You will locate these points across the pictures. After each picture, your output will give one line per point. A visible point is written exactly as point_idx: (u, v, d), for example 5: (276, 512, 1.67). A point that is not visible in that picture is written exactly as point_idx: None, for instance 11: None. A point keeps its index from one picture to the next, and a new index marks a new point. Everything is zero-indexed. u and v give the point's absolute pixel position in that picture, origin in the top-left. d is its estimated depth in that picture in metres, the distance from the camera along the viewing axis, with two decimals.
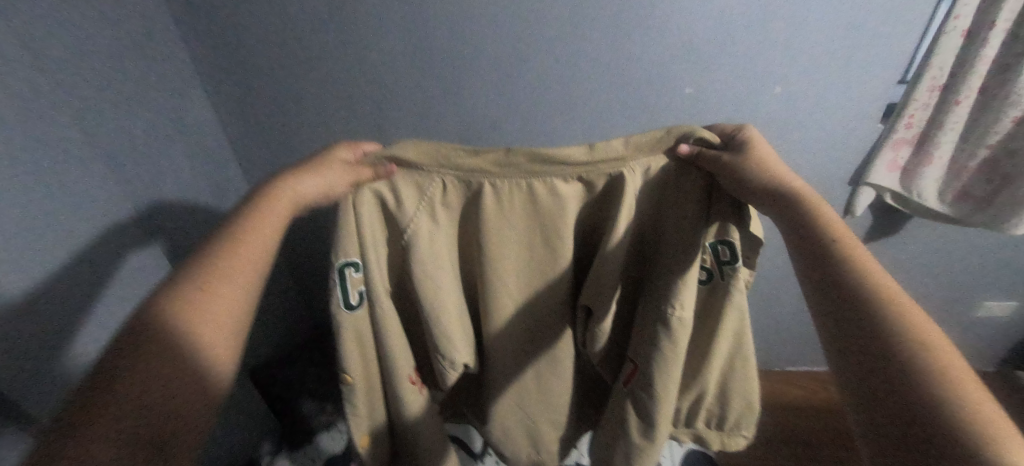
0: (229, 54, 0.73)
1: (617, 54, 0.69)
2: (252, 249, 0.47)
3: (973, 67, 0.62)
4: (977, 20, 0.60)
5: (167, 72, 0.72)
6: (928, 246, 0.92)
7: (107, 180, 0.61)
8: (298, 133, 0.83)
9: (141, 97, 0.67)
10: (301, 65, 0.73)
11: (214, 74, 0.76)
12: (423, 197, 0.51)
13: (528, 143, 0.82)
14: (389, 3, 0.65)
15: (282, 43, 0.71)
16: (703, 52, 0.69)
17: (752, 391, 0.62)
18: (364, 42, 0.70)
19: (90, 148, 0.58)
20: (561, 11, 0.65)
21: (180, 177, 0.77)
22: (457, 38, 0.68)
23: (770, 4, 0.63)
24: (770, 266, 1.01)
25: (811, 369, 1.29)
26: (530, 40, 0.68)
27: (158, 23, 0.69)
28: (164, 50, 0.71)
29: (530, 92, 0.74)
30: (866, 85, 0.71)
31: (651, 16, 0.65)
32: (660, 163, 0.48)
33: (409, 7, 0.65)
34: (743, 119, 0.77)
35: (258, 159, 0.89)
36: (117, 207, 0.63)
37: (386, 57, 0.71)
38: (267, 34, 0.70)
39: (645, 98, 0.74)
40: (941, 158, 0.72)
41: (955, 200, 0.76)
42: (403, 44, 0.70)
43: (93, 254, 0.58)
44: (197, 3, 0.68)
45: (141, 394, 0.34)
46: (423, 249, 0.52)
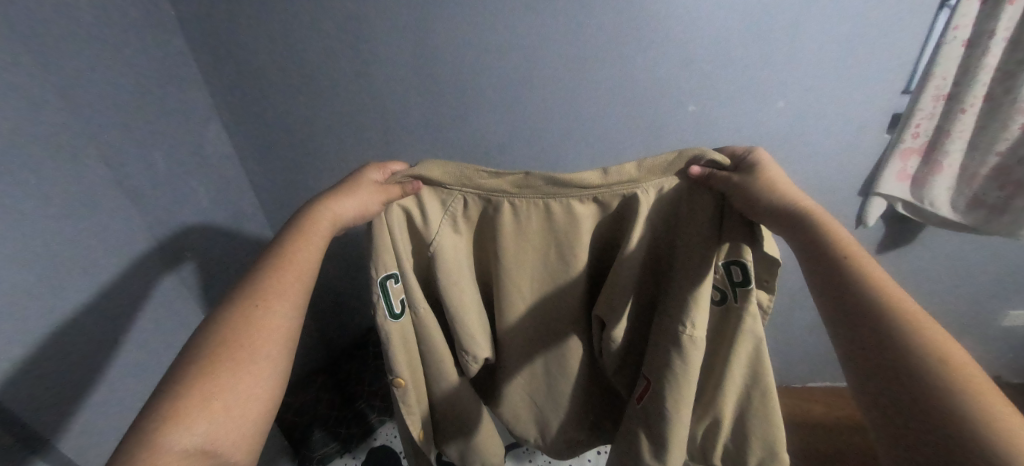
0: (247, 87, 0.76)
1: (620, 74, 0.71)
2: (300, 264, 0.49)
3: (976, 76, 0.62)
4: (976, 30, 0.60)
5: (187, 106, 0.75)
6: (944, 256, 0.90)
7: (130, 210, 0.63)
8: (312, 159, 0.86)
9: (161, 131, 0.70)
10: (316, 95, 0.77)
11: (232, 106, 0.80)
12: (446, 212, 0.53)
13: (535, 163, 0.84)
14: (401, 35, 0.69)
15: (298, 75, 0.74)
16: (705, 70, 0.70)
17: (774, 435, 0.57)
18: (376, 71, 0.73)
19: (114, 180, 0.60)
20: (566, 35, 0.67)
21: (199, 205, 0.79)
22: (466, 64, 0.71)
23: (768, 22, 0.65)
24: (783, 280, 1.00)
25: (832, 385, 1.25)
26: (536, 64, 0.71)
27: (180, 61, 0.73)
28: (184, 86, 0.74)
29: (537, 113, 0.76)
30: (869, 96, 0.72)
31: (654, 37, 0.67)
32: (672, 183, 0.49)
33: (420, 37, 0.69)
34: (748, 134, 0.78)
35: (273, 186, 0.91)
36: (139, 235, 0.65)
37: (397, 85, 0.74)
38: (284, 67, 0.74)
39: (650, 115, 0.76)
40: (951, 166, 0.72)
41: (968, 208, 0.75)
42: (414, 72, 0.73)
43: (117, 281, 0.60)
44: (218, 40, 0.72)
45: (213, 401, 0.38)
46: (450, 261, 0.53)
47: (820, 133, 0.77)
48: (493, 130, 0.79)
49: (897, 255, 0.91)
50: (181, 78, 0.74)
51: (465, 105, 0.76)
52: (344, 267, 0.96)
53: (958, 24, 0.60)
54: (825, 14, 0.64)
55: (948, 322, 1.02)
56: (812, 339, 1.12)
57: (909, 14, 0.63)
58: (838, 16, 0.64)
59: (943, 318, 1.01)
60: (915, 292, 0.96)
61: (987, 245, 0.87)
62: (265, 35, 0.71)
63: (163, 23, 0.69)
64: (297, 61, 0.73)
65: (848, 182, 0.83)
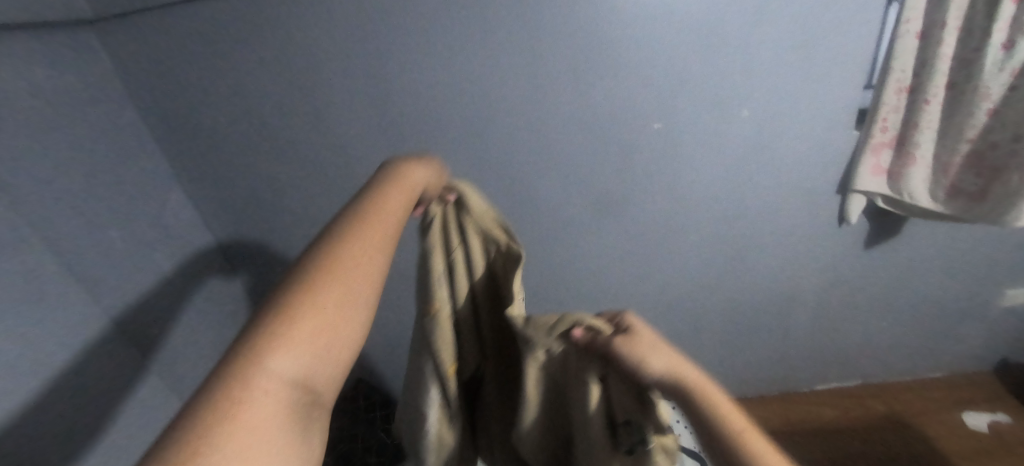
0: (209, 153, 0.76)
1: (581, 100, 0.70)
2: (386, 230, 0.33)
3: (936, 66, 0.62)
4: (926, 22, 0.61)
5: (146, 179, 0.73)
6: (930, 246, 0.89)
7: (81, 299, 0.60)
8: (280, 218, 0.84)
9: (121, 208, 0.68)
10: (280, 154, 0.76)
11: (194, 174, 0.78)
12: (437, 241, 0.42)
13: (507, 198, 0.82)
14: (357, 87, 0.69)
15: (259, 136, 0.74)
16: (665, 87, 0.70)
17: None
18: (337, 124, 0.73)
19: (63, 270, 0.57)
20: (522, 69, 0.67)
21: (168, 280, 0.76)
22: (425, 108, 0.71)
23: (721, 34, 0.65)
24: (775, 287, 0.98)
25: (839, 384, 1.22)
26: (496, 99, 0.70)
27: (135, 135, 0.72)
28: (142, 159, 0.72)
29: (500, 147, 0.76)
30: (832, 95, 0.72)
31: (610, 61, 0.67)
32: (556, 347, 0.36)
33: (376, 87, 0.69)
34: (717, 145, 0.77)
35: (245, 248, 0.89)
36: (91, 324, 0.61)
37: (360, 136, 0.74)
38: (244, 130, 0.73)
39: (616, 138, 0.75)
40: (924, 156, 0.71)
41: (947, 198, 0.74)
42: (374, 122, 0.72)
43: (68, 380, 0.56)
44: (174, 110, 0.71)
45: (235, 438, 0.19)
46: (442, 299, 0.43)
47: (793, 135, 0.76)
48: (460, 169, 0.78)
49: (887, 248, 0.89)
50: (139, 152, 0.72)
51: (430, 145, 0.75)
52: None
53: (909, 16, 0.60)
54: (776, 20, 0.64)
55: (948, 309, 1.00)
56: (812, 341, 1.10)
57: (859, 13, 0.64)
58: (789, 21, 0.64)
59: (942, 306, 0.99)
60: (911, 283, 0.94)
61: (972, 229, 0.86)
62: (221, 101, 0.70)
63: (113, 97, 0.68)
64: (257, 120, 0.72)
65: (826, 181, 0.81)
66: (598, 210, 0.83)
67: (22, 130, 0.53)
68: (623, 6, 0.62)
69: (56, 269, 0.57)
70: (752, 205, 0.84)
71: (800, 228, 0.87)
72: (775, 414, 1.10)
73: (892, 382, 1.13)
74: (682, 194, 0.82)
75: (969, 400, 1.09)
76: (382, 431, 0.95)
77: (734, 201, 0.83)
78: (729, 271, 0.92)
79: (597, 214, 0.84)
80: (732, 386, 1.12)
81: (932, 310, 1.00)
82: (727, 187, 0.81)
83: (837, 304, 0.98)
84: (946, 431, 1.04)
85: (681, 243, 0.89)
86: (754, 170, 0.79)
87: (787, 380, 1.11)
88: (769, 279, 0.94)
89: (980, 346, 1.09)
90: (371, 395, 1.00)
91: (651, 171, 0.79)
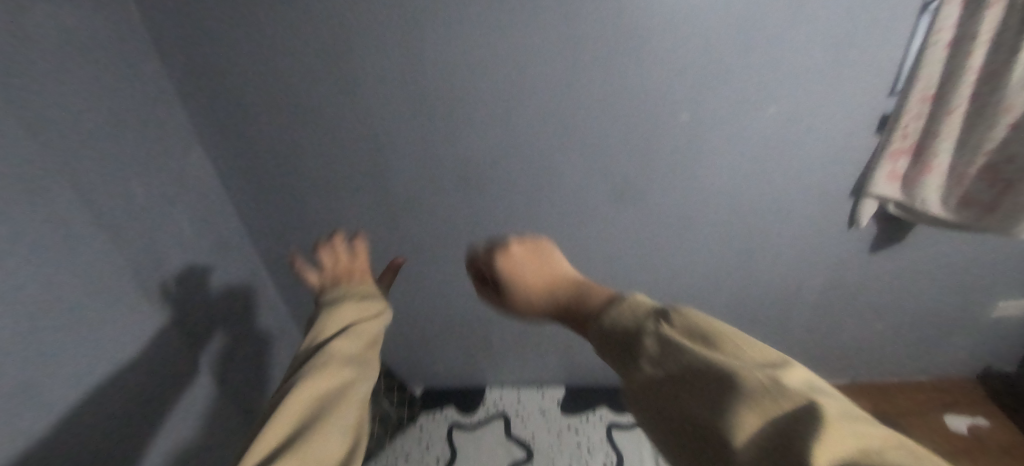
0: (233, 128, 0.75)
1: (610, 91, 0.68)
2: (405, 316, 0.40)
3: (963, 78, 0.59)
4: (960, 31, 0.57)
5: (165, 152, 0.70)
6: (941, 249, 0.83)
7: (103, 273, 0.58)
8: (303, 191, 0.82)
9: (125, 178, 0.63)
10: (319, 140, 0.76)
11: (229, 150, 0.78)
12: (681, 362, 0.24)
13: (513, 190, 0.81)
14: (387, 73, 0.67)
15: (294, 115, 0.73)
16: (715, 79, 0.67)
17: None
18: (369, 114, 0.72)
19: (80, 244, 0.54)
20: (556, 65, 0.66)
21: (177, 256, 0.73)
22: (493, 95, 0.69)
23: (786, 46, 0.63)
24: (817, 286, 0.91)
25: (907, 377, 1.04)
26: (537, 87, 0.68)
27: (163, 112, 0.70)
28: (167, 138, 0.70)
29: (519, 142, 0.74)
30: (858, 99, 0.68)
31: (643, 65, 0.65)
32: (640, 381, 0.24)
33: (415, 80, 0.68)
34: (738, 139, 0.73)
35: (271, 223, 0.88)
36: (111, 304, 0.59)
37: (395, 124, 0.73)
38: (275, 113, 0.73)
39: (639, 122, 0.71)
40: (940, 165, 0.68)
41: (958, 207, 0.71)
42: (411, 107, 0.71)
43: (76, 367, 0.53)
44: (202, 81, 0.70)
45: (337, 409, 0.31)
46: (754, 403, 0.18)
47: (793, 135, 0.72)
48: (494, 152, 0.76)
49: (893, 253, 0.85)
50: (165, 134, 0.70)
51: (471, 133, 0.74)
52: None
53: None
54: (813, 29, 0.61)
55: (950, 319, 0.93)
56: (853, 347, 1.00)
57: (892, 5, 0.59)
58: (825, 33, 0.62)
59: (941, 314, 0.92)
60: (913, 288, 0.89)
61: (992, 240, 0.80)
62: (252, 74, 0.68)
63: (155, 84, 0.68)
64: (299, 107, 0.72)
65: (840, 184, 0.77)
66: (615, 196, 0.81)
67: (49, 19, 0.50)
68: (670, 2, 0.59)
69: (80, 243, 0.54)
70: (754, 200, 0.80)
71: (797, 219, 0.82)
72: None
73: (885, 381, 1.04)
74: (695, 187, 0.79)
75: (956, 401, 1.00)
76: (385, 402, 1.00)
77: (739, 192, 0.79)
78: (738, 264, 0.89)
79: (614, 201, 0.81)
80: None
81: (931, 316, 0.93)
82: (727, 175, 0.77)
83: (836, 309, 0.94)
84: (937, 432, 0.96)
85: (685, 238, 0.87)
86: (756, 169, 0.76)
87: None
88: (771, 276, 0.90)
89: (987, 358, 0.99)
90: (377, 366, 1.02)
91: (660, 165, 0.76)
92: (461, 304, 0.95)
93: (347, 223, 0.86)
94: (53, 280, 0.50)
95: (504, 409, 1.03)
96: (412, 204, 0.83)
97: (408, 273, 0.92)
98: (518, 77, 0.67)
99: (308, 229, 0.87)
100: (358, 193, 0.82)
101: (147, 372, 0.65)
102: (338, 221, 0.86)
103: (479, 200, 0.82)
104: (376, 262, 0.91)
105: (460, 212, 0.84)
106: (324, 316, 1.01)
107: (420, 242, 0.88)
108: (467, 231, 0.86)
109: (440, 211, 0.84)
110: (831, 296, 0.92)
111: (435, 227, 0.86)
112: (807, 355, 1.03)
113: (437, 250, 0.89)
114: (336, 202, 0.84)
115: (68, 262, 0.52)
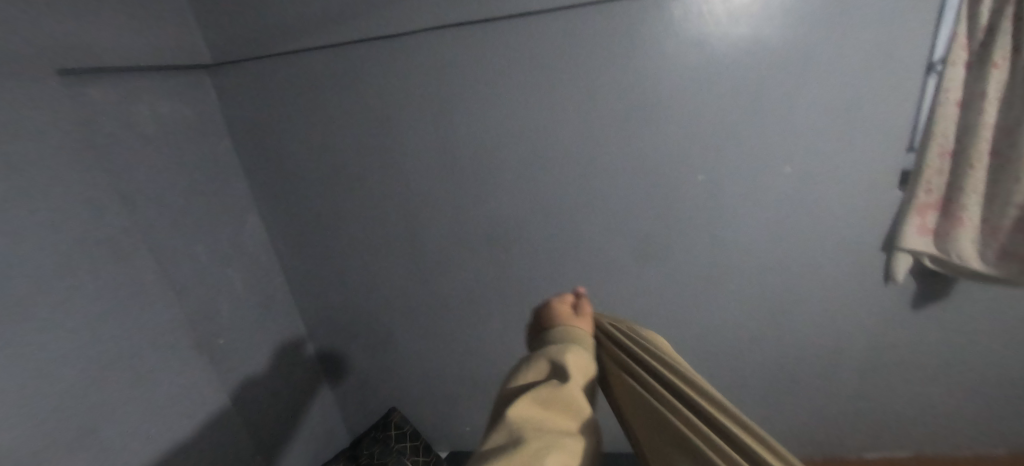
0: (289, 196, 0.85)
1: (629, 158, 0.74)
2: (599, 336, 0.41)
3: (979, 133, 0.61)
4: (968, 92, 0.61)
5: (226, 219, 0.80)
6: (988, 306, 0.79)
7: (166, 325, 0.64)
8: (342, 252, 0.89)
9: (187, 243, 0.71)
10: (361, 207, 0.84)
11: (284, 216, 0.87)
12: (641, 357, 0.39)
13: (537, 254, 0.84)
14: (424, 148, 0.77)
15: (342, 186, 0.82)
16: (729, 142, 0.71)
17: None
18: (407, 183, 0.80)
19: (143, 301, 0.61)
20: (575, 138, 0.73)
21: (232, 311, 0.80)
22: (519, 166, 0.76)
23: (795, 111, 0.68)
24: (859, 348, 0.87)
25: (977, 451, 0.95)
26: (560, 157, 0.75)
27: (229, 186, 0.82)
28: (228, 207, 0.81)
29: (544, 208, 0.79)
30: (875, 155, 0.70)
31: (655, 133, 0.72)
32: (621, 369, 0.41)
33: (449, 154, 0.77)
34: (756, 197, 0.75)
35: (309, 284, 0.94)
36: (171, 356, 0.65)
37: (430, 190, 0.80)
38: (327, 183, 0.83)
39: (657, 184, 0.75)
40: (972, 218, 0.67)
41: (998, 262, 0.68)
42: (444, 177, 0.79)
43: (129, 417, 0.57)
44: (271, 157, 0.82)
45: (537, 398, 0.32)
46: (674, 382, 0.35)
47: (814, 190, 0.74)
48: (519, 217, 0.81)
49: (938, 311, 0.81)
50: (229, 204, 0.81)
51: (500, 201, 0.80)
52: (371, 352, 1.00)
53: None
54: (818, 94, 0.67)
55: (1015, 384, 0.86)
56: (909, 415, 0.93)
57: (898, 71, 0.64)
58: (830, 98, 0.67)
59: (1003, 380, 0.86)
60: (966, 350, 0.84)
61: None
62: (312, 151, 0.80)
63: (222, 163, 0.80)
64: (348, 178, 0.81)
65: (868, 238, 0.77)
66: (639, 256, 0.82)
67: (122, 118, 0.62)
68: (680, 79, 0.67)
69: (152, 300, 0.62)
70: (780, 256, 0.80)
71: (827, 276, 0.81)
72: None
73: (955, 457, 0.96)
74: (721, 244, 0.80)
75: None
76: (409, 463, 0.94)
77: (762, 249, 0.80)
78: (768, 325, 0.87)
79: (638, 261, 0.83)
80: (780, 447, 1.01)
81: (993, 381, 0.86)
82: (749, 232, 0.78)
83: (884, 373, 0.88)
84: None
85: (713, 298, 0.86)
86: (780, 224, 0.77)
87: (831, 444, 0.99)
88: (807, 337, 0.87)
89: None
90: (401, 425, 0.99)
91: (680, 226, 0.79)
92: (488, 361, 0.96)
93: (380, 283, 0.91)
94: (122, 334, 0.57)
95: None
96: (442, 265, 0.87)
97: (436, 331, 0.95)
98: (542, 148, 0.75)
99: (345, 288, 0.93)
100: (392, 255, 0.88)
101: (196, 423, 0.68)
102: (372, 280, 0.91)
103: (506, 263, 0.85)
104: (406, 319, 0.95)
105: (487, 275, 0.87)
106: (354, 372, 1.03)
107: (449, 303, 0.91)
108: (493, 291, 0.88)
109: (468, 272, 0.87)
110: (876, 359, 0.87)
111: (463, 288, 0.89)
112: (858, 424, 0.96)
113: (465, 310, 0.91)
114: (371, 263, 0.90)
115: (129, 319, 0.58)
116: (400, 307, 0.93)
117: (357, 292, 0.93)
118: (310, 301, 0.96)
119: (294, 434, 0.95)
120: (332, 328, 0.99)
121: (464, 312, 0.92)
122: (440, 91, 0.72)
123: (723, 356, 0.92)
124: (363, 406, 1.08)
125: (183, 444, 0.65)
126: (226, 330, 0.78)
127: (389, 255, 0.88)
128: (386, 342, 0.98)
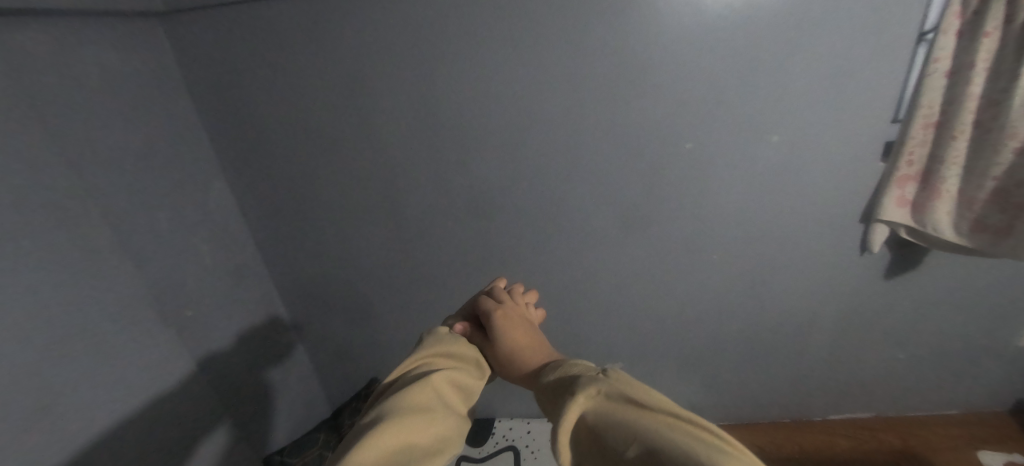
0: (257, 159, 0.80)
1: (616, 123, 0.71)
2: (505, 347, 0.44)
3: (963, 105, 0.60)
4: (958, 61, 0.59)
5: (189, 183, 0.75)
6: (956, 275, 0.82)
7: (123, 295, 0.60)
8: (317, 220, 0.85)
9: (147, 207, 0.67)
10: (335, 172, 0.80)
11: (252, 181, 0.82)
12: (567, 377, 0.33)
13: (524, 222, 0.83)
14: (401, 108, 0.72)
15: (314, 149, 0.78)
16: (716, 109, 0.69)
17: None
18: (384, 147, 0.76)
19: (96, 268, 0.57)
20: (559, 101, 0.70)
21: (200, 281, 0.76)
22: (503, 129, 0.73)
23: (784, 77, 0.66)
24: (833, 315, 0.89)
25: (933, 409, 1.02)
26: (545, 122, 0.72)
27: (191, 147, 0.76)
28: (191, 171, 0.75)
29: (529, 174, 0.77)
30: (861, 125, 0.69)
31: (642, 98, 0.69)
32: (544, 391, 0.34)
33: (429, 116, 0.73)
34: (741, 166, 0.74)
35: (284, 252, 0.91)
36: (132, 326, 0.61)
37: (409, 154, 0.77)
38: (297, 146, 0.78)
39: (643, 152, 0.74)
40: (949, 190, 0.67)
41: (972, 232, 0.69)
42: (424, 141, 0.75)
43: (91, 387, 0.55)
44: (234, 116, 0.76)
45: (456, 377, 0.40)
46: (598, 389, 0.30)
47: (797, 161, 0.73)
48: (504, 184, 0.78)
49: (908, 280, 0.83)
50: (192, 167, 0.76)
51: (484, 167, 0.77)
52: (350, 323, 0.98)
53: None
54: (807, 60, 0.64)
55: (973, 348, 0.91)
56: (875, 378, 0.98)
57: (889, 37, 0.62)
58: (820, 64, 0.65)
59: (963, 344, 0.90)
60: (931, 316, 0.87)
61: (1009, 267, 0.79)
62: (278, 111, 0.74)
63: (181, 122, 0.74)
64: (321, 142, 0.77)
65: (848, 209, 0.77)
66: (625, 225, 0.81)
67: (67, 67, 0.56)
68: (669, 39, 0.64)
69: (107, 268, 0.58)
70: (761, 226, 0.80)
71: (806, 245, 0.82)
72: (788, 443, 1.04)
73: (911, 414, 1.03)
74: (705, 214, 0.79)
75: (989, 438, 0.99)
76: None
77: (745, 219, 0.80)
78: (748, 293, 0.89)
79: (624, 230, 0.82)
80: (755, 409, 1.06)
81: (953, 346, 0.91)
82: (733, 202, 0.78)
83: (854, 339, 0.92)
84: None
85: (696, 268, 0.86)
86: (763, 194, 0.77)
87: (801, 406, 1.05)
88: (785, 305, 0.89)
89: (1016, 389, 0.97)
90: None
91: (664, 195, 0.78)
92: None
93: (359, 252, 0.88)
94: (75, 302, 0.53)
95: (515, 442, 0.98)
96: (424, 233, 0.85)
97: (418, 300, 0.93)
98: (527, 111, 0.71)
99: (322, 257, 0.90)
100: (371, 223, 0.85)
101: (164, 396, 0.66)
102: (350, 249, 0.88)
103: (490, 231, 0.84)
104: (386, 288, 0.93)
105: (470, 244, 0.85)
106: (334, 342, 1.02)
107: (431, 272, 0.90)
108: (478, 260, 0.87)
109: (451, 240, 0.85)
110: (848, 326, 0.90)
111: (446, 257, 0.87)
112: (828, 387, 1.01)
113: (447, 278, 0.90)
114: (349, 231, 0.86)
115: (84, 287, 0.54)
116: (380, 276, 0.91)
117: (334, 261, 0.90)
118: (285, 270, 0.93)
119: (274, 404, 0.95)
120: (309, 298, 0.96)
121: (447, 281, 0.90)
122: (417, 46, 0.67)
123: (704, 324, 0.94)
124: (345, 377, 1.07)
125: (152, 416, 0.63)
126: (194, 300, 0.75)
127: (367, 223, 0.85)
128: (367, 311, 0.97)
